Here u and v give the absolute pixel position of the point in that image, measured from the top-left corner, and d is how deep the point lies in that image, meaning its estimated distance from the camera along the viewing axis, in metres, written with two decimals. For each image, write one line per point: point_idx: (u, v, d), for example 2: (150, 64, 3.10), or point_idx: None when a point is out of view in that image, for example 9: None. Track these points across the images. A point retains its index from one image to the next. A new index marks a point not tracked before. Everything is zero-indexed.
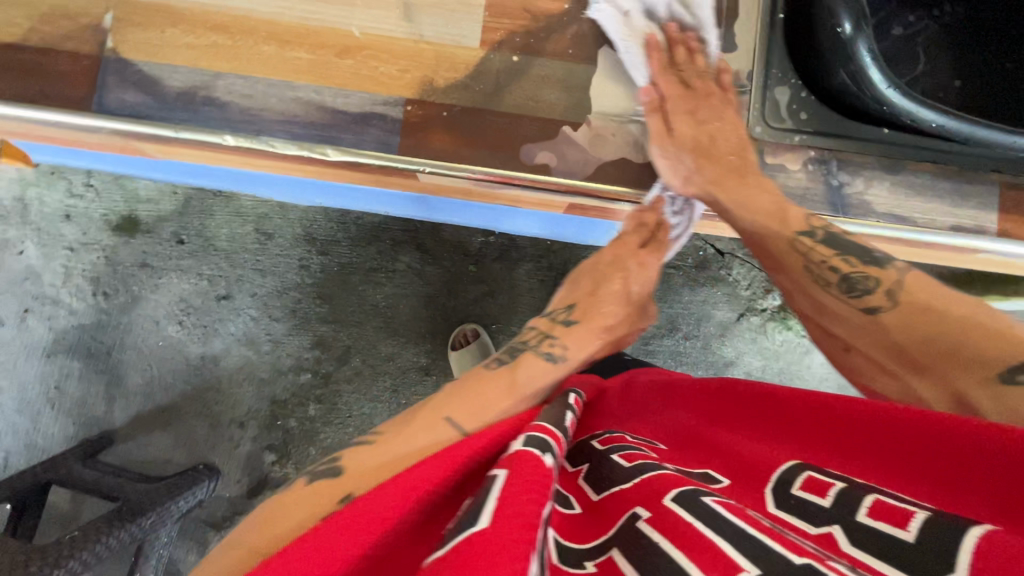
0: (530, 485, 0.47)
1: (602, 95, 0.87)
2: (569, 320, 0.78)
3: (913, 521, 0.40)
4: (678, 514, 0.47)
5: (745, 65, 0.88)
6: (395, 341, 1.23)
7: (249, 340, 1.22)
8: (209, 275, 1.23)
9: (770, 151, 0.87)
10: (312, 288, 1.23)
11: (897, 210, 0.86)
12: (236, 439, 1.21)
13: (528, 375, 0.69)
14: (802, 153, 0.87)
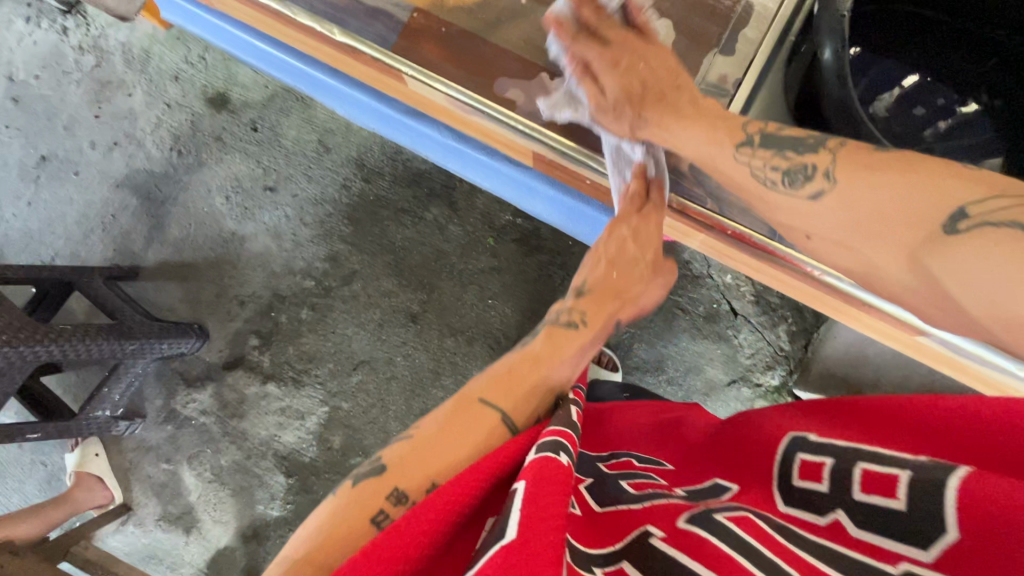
0: (544, 494, 0.43)
1: None
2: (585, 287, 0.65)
3: (899, 486, 0.42)
4: (699, 535, 0.44)
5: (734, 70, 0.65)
6: (397, 280, 1.29)
7: (275, 233, 1.33)
8: (266, 166, 1.35)
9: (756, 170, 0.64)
10: (345, 208, 1.32)
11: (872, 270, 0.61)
12: (233, 313, 1.31)
13: (552, 350, 0.60)
14: None
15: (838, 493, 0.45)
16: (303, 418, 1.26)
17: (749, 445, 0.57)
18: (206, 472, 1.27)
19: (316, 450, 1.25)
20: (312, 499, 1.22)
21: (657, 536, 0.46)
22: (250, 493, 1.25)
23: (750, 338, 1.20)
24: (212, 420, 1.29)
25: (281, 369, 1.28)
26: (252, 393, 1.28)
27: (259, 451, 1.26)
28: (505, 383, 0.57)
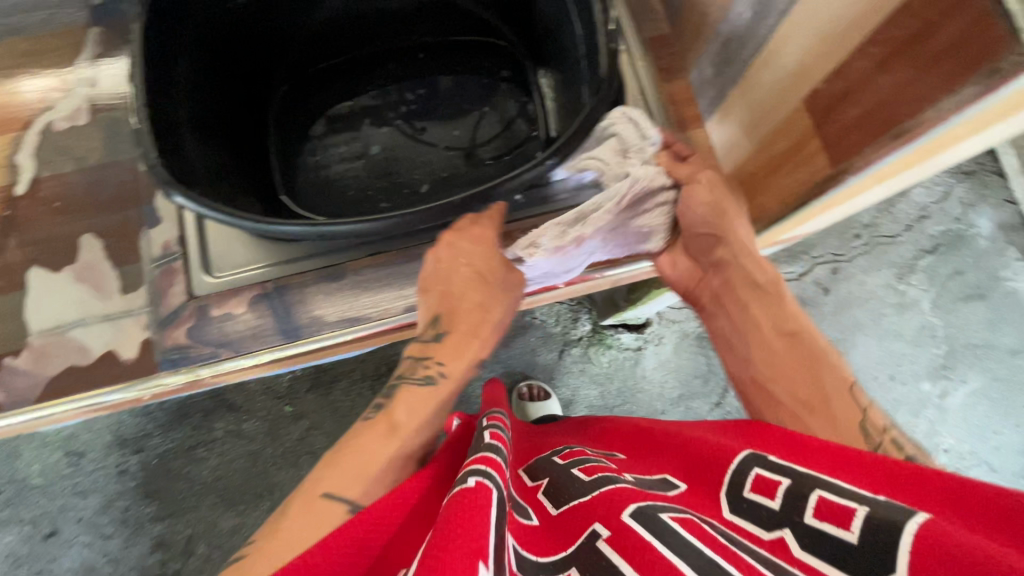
0: (459, 524, 0.39)
1: (37, 314, 0.72)
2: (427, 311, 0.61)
3: (856, 519, 0.37)
4: (637, 534, 0.39)
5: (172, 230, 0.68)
6: (233, 512, 1.18)
7: (87, 569, 1.16)
8: (30, 517, 1.18)
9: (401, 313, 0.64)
10: (137, 490, 1.19)
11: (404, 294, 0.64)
12: None
13: (409, 413, 0.54)
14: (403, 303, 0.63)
15: (788, 514, 0.40)
16: None
17: (701, 453, 0.50)
18: None
19: None
20: None
21: (605, 536, 0.41)
22: None
23: (547, 310, 1.25)
24: None
25: None
26: None
27: None
28: (360, 462, 0.49)
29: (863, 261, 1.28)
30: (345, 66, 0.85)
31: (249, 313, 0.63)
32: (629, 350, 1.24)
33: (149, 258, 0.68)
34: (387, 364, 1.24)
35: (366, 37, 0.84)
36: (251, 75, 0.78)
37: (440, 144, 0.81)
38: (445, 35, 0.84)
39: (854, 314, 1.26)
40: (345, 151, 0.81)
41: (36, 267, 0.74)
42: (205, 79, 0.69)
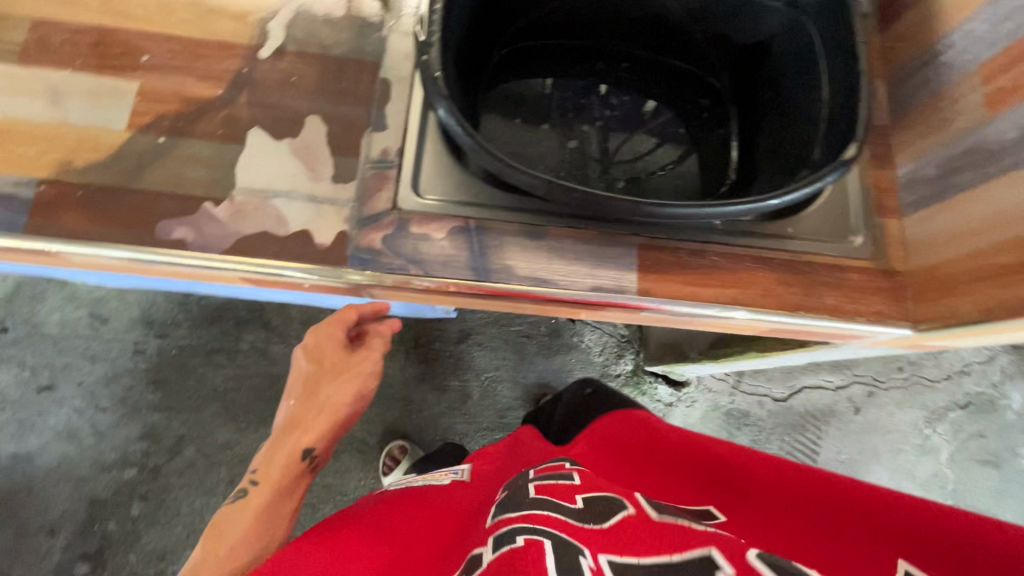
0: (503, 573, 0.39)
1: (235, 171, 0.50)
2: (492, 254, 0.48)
3: None
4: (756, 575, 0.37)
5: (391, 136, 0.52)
6: (233, 429, 1.14)
7: (69, 433, 1.12)
8: (30, 364, 1.14)
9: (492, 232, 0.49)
10: (146, 373, 1.16)
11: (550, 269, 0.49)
12: (44, 549, 1.08)
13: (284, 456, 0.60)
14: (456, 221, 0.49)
15: None
16: None
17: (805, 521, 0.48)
18: None
19: None
20: None
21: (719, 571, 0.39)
22: None
23: (596, 337, 1.26)
24: None
25: None
26: None
27: None
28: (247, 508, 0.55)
29: (898, 394, 1.32)
30: (557, 50, 0.71)
31: (448, 242, 0.48)
32: (661, 403, 1.25)
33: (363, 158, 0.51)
34: (429, 335, 1.22)
35: (591, 30, 0.70)
36: (481, 26, 0.63)
37: (628, 158, 0.68)
38: (668, 56, 0.71)
39: (874, 441, 1.29)
40: (508, 131, 0.67)
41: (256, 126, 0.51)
42: (463, 18, 0.57)
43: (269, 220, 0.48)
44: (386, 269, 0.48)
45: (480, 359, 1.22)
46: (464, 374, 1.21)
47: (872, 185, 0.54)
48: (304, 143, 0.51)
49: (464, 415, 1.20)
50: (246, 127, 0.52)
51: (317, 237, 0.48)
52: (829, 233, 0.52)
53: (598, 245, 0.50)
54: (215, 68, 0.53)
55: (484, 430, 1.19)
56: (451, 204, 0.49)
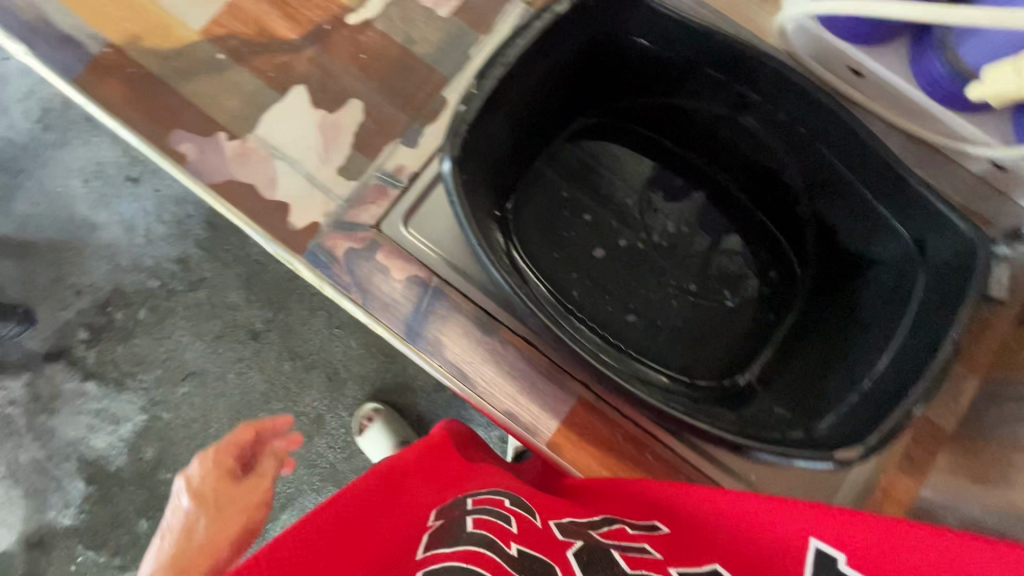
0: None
1: (273, 126, 0.71)
2: (439, 328, 0.64)
3: None
4: None
5: (412, 162, 0.69)
6: (244, 295, 1.24)
7: (129, 225, 1.27)
8: (132, 156, 1.29)
9: (437, 300, 0.65)
10: (206, 212, 1.27)
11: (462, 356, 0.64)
12: (67, 302, 1.24)
13: None
14: (416, 275, 0.65)
15: None
16: (116, 423, 1.21)
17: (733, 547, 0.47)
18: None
19: (124, 460, 1.20)
20: (110, 510, 1.18)
21: None
22: (44, 495, 1.19)
23: None
24: (17, 412, 1.21)
25: (104, 369, 1.22)
26: (68, 390, 1.22)
27: (62, 453, 1.20)
28: None
29: None
30: (648, 152, 0.77)
31: (401, 285, 0.65)
32: None
33: (377, 165, 0.70)
34: None
35: (689, 147, 0.76)
36: (567, 95, 0.72)
37: (665, 286, 0.73)
38: (752, 204, 0.76)
39: None
40: (571, 197, 0.75)
41: (302, 86, 0.73)
42: (553, 71, 0.67)
43: (265, 179, 0.69)
44: (332, 277, 0.66)
45: None
46: None
47: (880, 486, 0.63)
48: (331, 127, 0.72)
49: (426, 401, 1.21)
50: (295, 85, 0.73)
51: (290, 217, 0.68)
52: (768, 491, 0.62)
53: (485, 347, 0.64)
54: (303, 15, 0.74)
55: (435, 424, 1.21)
56: (415, 245, 0.65)
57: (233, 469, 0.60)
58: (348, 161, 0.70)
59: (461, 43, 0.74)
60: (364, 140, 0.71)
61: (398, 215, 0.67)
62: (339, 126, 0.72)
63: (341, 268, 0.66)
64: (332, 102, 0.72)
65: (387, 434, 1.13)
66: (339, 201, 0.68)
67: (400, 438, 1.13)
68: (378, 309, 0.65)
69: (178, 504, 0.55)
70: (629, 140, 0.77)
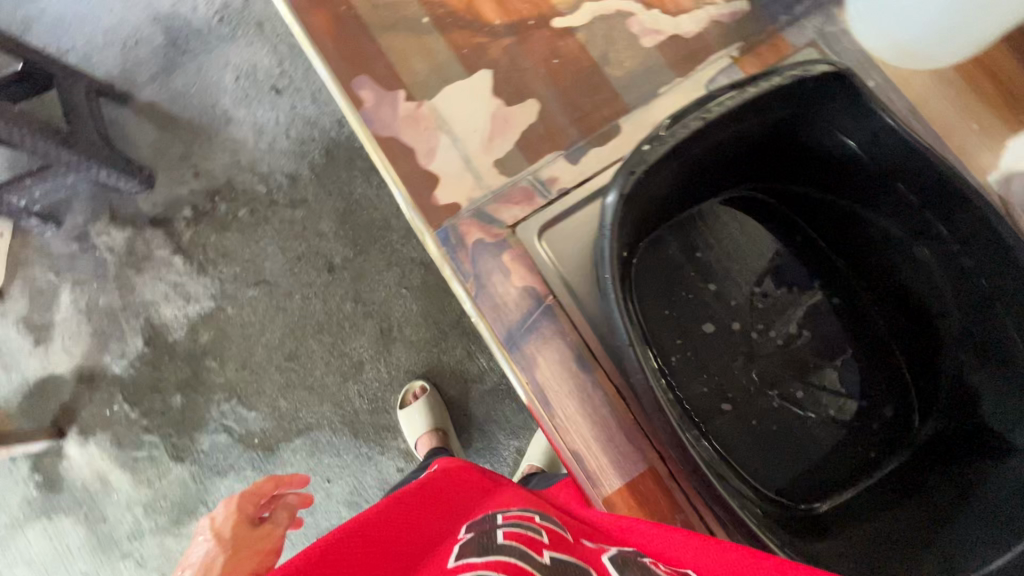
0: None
1: (449, 99, 0.73)
2: (537, 349, 0.65)
3: None
4: None
5: (566, 180, 0.70)
6: (335, 227, 1.29)
7: (259, 129, 1.35)
8: (284, 69, 1.37)
9: (545, 322, 0.66)
10: (328, 141, 1.33)
11: (551, 381, 0.64)
12: (184, 179, 1.34)
13: None
14: (535, 291, 0.66)
15: None
16: (187, 301, 1.29)
17: None
18: (79, 302, 1.30)
19: (182, 335, 1.28)
20: (154, 375, 1.26)
21: None
22: (107, 340, 1.29)
23: None
24: (112, 259, 1.32)
25: (194, 249, 1.31)
26: (158, 256, 1.31)
27: (134, 309, 1.29)
28: None
29: None
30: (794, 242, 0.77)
31: (515, 293, 0.66)
32: None
33: (532, 171, 0.71)
34: None
35: (837, 251, 0.75)
36: (738, 163, 0.72)
37: (765, 379, 0.72)
38: (883, 327, 0.73)
39: None
40: (702, 261, 0.75)
41: (489, 72, 0.74)
42: (737, 139, 0.67)
43: (425, 147, 0.72)
44: (456, 261, 0.68)
45: None
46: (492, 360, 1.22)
47: None
48: (501, 118, 0.73)
49: (462, 386, 1.23)
50: (483, 68, 0.74)
51: (435, 190, 0.70)
52: None
53: (576, 380, 0.64)
54: (512, 5, 0.75)
55: (462, 410, 1.22)
56: (543, 258, 0.68)
57: (253, 515, 0.75)
58: (506, 158, 0.72)
59: (646, 79, 0.74)
60: (528, 142, 0.72)
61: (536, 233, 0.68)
62: (509, 120, 0.73)
63: (467, 258, 0.68)
64: (510, 96, 0.73)
65: (424, 414, 1.15)
66: (486, 193, 0.70)
67: (435, 425, 1.14)
68: (488, 307, 0.66)
69: (199, 540, 0.69)
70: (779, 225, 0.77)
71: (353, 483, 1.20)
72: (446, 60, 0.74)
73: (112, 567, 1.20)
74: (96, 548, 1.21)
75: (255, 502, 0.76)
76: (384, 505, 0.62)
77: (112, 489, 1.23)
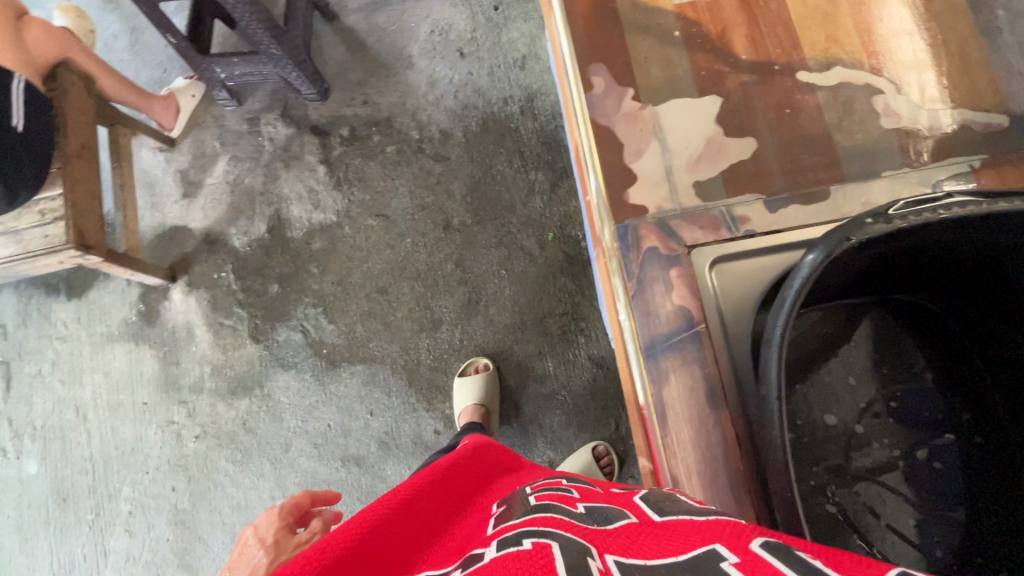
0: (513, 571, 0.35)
1: (668, 113, 0.69)
2: (673, 384, 0.59)
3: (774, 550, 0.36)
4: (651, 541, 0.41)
5: (761, 224, 0.62)
6: (464, 192, 1.35)
7: (433, 82, 1.44)
8: (474, 37, 1.45)
9: (693, 357, 0.59)
10: (489, 113, 1.39)
11: (676, 424, 0.58)
12: (354, 102, 1.45)
13: None
14: (691, 321, 0.60)
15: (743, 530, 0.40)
16: (315, 207, 1.39)
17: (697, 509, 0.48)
18: (230, 175, 1.44)
19: (299, 234, 1.38)
20: (264, 260, 1.37)
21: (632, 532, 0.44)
22: (238, 215, 1.41)
23: None
24: (269, 148, 1.44)
25: (338, 165, 1.41)
26: (306, 160, 1.42)
27: (270, 197, 1.41)
28: None
29: None
30: (945, 372, 0.64)
31: (671, 311, 0.61)
32: None
33: (732, 205, 0.64)
34: (586, 326, 1.24)
35: (1006, 405, 0.60)
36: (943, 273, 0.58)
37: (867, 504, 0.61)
38: None
39: None
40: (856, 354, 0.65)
41: (718, 100, 0.68)
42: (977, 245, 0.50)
43: (633, 147, 0.68)
44: (626, 263, 0.63)
45: (580, 378, 1.22)
46: (560, 368, 1.23)
47: None
48: (718, 146, 0.67)
49: (523, 381, 1.24)
50: (714, 94, 0.69)
51: (631, 189, 0.66)
52: None
53: (698, 411, 0.58)
54: (764, 46, 0.70)
55: (514, 403, 1.23)
56: (710, 294, 0.60)
57: (291, 526, 0.79)
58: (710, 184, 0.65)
59: (882, 157, 0.64)
60: (739, 177, 0.65)
61: (711, 263, 0.61)
62: (727, 149, 0.66)
63: (637, 263, 0.63)
64: (734, 127, 0.67)
65: (476, 390, 1.18)
66: (675, 209, 0.65)
67: (480, 401, 1.16)
68: (641, 314, 0.62)
69: (250, 548, 0.74)
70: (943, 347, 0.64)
71: (390, 425, 1.25)
72: (681, 76, 0.70)
73: (168, 407, 1.32)
74: (162, 387, 1.33)
75: (294, 514, 0.81)
76: (407, 487, 0.58)
77: (193, 342, 1.35)
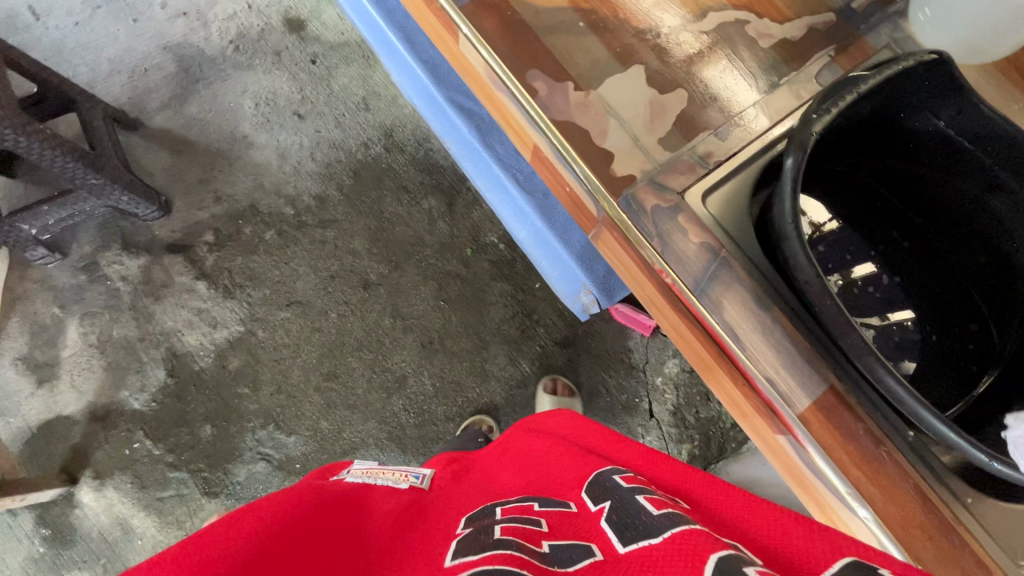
0: None
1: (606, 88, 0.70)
2: (734, 315, 0.59)
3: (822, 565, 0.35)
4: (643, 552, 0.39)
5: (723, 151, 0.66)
6: (368, 245, 1.31)
7: (284, 153, 1.35)
8: (305, 95, 1.40)
9: (738, 282, 0.60)
10: (356, 162, 1.36)
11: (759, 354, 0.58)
12: (205, 203, 1.31)
13: None
14: (713, 251, 0.62)
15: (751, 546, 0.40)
16: (213, 327, 1.24)
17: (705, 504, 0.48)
18: (90, 336, 1.21)
19: (209, 363, 1.22)
20: (180, 408, 1.18)
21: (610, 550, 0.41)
22: (123, 374, 1.20)
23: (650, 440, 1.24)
24: (125, 288, 1.24)
25: (219, 274, 1.27)
26: (179, 283, 1.25)
27: (154, 339, 1.22)
28: None
29: None
30: (861, 209, 0.70)
31: (695, 248, 0.62)
32: None
33: (694, 146, 0.67)
34: (540, 316, 1.29)
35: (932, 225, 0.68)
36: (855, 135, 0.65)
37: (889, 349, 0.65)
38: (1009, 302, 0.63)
39: None
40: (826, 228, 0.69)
41: (642, 67, 0.72)
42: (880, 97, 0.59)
43: (595, 127, 0.68)
44: (639, 225, 0.63)
45: (557, 364, 1.27)
46: (535, 365, 1.26)
47: None
48: (657, 106, 0.70)
49: (508, 393, 1.25)
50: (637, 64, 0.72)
51: (614, 165, 0.66)
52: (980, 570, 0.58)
53: (759, 321, 0.59)
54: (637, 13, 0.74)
55: (510, 416, 1.24)
56: (719, 223, 0.62)
57: None
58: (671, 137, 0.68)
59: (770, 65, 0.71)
60: (687, 123, 0.69)
61: (709, 194, 0.64)
62: (667, 104, 0.70)
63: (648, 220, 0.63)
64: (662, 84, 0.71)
65: None
66: (654, 167, 0.67)
67: None
68: (672, 263, 0.61)
69: None
70: (852, 195, 0.70)
71: None
72: (605, 59, 0.72)
73: None
74: None
75: None
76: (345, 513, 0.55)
77: (135, 535, 1.13)
